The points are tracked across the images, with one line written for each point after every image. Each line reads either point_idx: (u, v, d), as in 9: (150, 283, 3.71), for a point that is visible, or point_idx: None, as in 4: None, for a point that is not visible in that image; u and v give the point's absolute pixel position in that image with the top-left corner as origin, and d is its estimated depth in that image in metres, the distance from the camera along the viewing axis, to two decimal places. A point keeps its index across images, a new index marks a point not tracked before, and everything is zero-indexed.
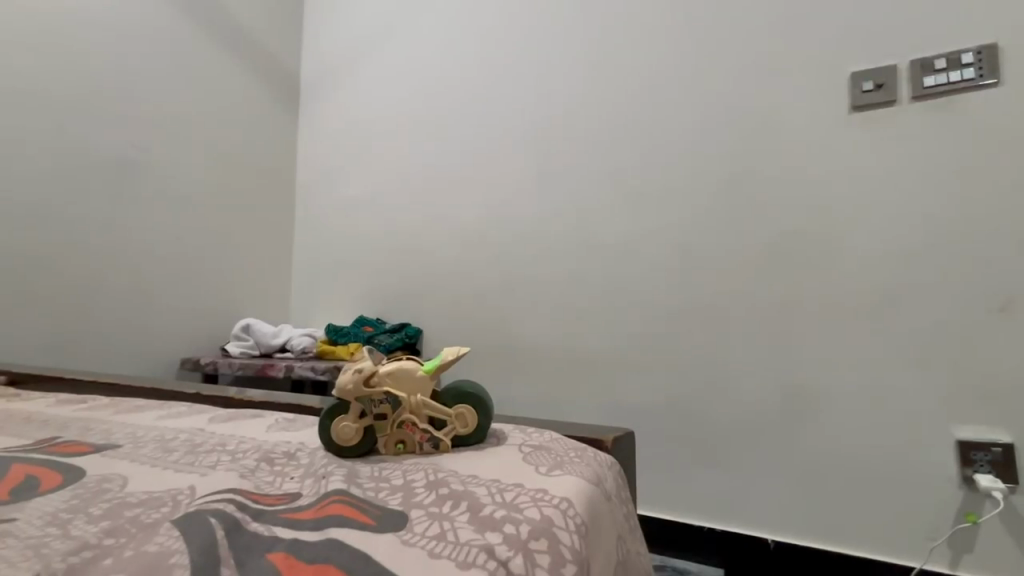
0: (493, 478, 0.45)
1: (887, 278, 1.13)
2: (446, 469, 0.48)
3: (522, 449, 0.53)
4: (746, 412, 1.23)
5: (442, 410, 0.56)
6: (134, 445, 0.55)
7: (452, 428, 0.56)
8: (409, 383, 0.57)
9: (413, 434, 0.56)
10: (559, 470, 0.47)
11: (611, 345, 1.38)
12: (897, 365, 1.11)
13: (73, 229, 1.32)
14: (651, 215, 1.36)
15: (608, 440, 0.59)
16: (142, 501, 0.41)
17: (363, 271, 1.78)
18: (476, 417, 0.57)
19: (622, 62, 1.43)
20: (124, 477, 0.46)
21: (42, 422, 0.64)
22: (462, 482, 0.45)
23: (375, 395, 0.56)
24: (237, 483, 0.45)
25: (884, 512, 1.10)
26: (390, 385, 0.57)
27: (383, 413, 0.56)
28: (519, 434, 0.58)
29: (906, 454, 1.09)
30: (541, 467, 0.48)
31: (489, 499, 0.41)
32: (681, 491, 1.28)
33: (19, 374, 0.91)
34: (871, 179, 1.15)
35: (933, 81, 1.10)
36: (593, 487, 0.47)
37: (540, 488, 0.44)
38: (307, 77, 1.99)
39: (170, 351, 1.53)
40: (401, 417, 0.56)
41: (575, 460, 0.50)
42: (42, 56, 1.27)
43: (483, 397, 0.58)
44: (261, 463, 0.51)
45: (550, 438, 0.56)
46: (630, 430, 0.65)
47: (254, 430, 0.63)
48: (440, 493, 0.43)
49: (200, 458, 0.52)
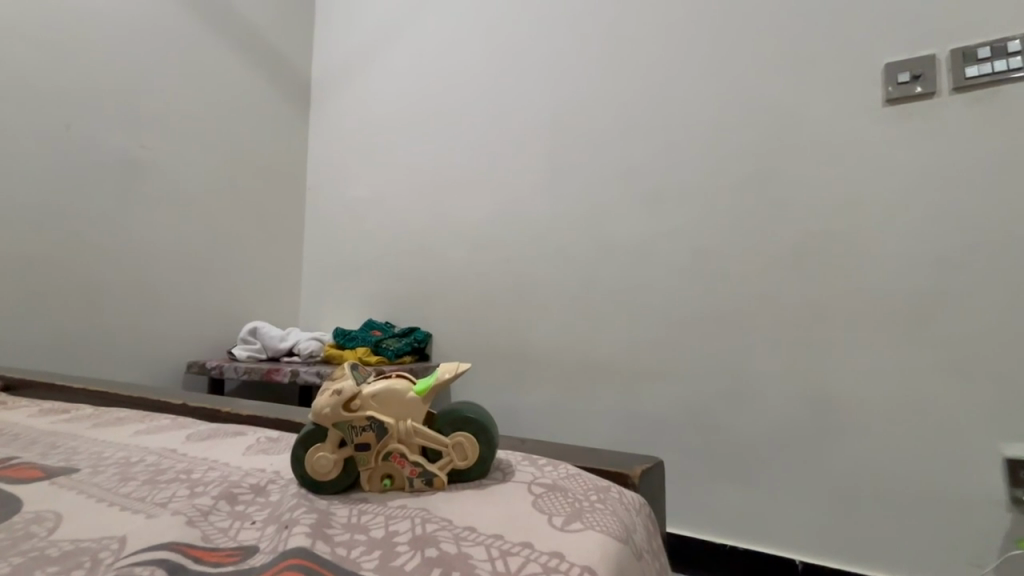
0: (496, 535, 0.40)
1: (924, 286, 1.05)
2: (438, 519, 0.43)
3: (532, 489, 0.48)
4: (769, 426, 1.17)
5: (438, 440, 0.52)
6: (92, 471, 0.51)
7: (449, 461, 0.51)
8: (396, 408, 0.53)
9: (402, 468, 0.51)
10: (578, 523, 0.42)
11: (627, 352, 1.32)
12: (936, 380, 1.03)
13: (76, 229, 1.29)
14: (668, 215, 1.30)
15: (635, 475, 0.54)
16: (61, 557, 0.36)
17: (371, 274, 1.75)
18: (477, 448, 0.52)
19: (636, 54, 1.38)
20: (58, 517, 0.42)
21: (10, 437, 0.60)
22: (455, 540, 0.39)
23: (357, 422, 0.52)
24: (183, 533, 0.40)
25: (920, 536, 1.03)
26: (374, 409, 0.52)
27: (367, 443, 0.51)
28: (530, 468, 0.53)
29: (945, 476, 1.02)
30: (557, 519, 0.42)
31: (487, 569, 0.36)
32: (702, 507, 1.22)
33: (10, 379, 0.88)
34: (907, 180, 1.08)
35: (976, 72, 1.02)
36: (620, 544, 0.41)
37: (554, 551, 0.38)
38: (316, 77, 1.97)
39: (175, 355, 1.50)
40: (388, 448, 0.51)
41: (598, 507, 0.45)
42: (42, 55, 1.25)
43: (485, 424, 0.53)
44: (220, 501, 0.47)
45: (568, 476, 0.51)
46: (657, 460, 0.59)
47: (229, 454, 0.59)
48: (426, 556, 0.37)
49: (154, 492, 0.47)
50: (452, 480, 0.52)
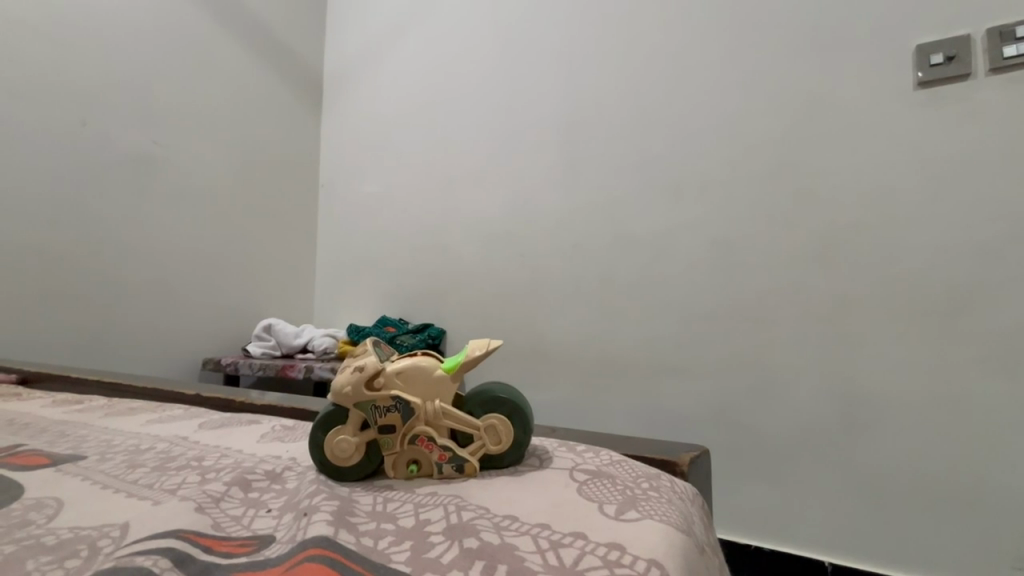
0: (542, 524, 0.38)
1: (965, 275, 1.00)
2: (475, 507, 0.41)
3: (576, 477, 0.46)
4: (797, 422, 1.13)
5: (469, 423, 0.50)
6: (100, 458, 0.50)
7: (481, 445, 0.50)
8: (423, 388, 0.50)
9: (429, 453, 0.49)
10: (633, 512, 0.39)
11: (647, 347, 1.29)
12: (978, 374, 0.98)
13: (93, 225, 1.30)
14: (688, 206, 1.27)
15: (684, 463, 0.52)
16: (57, 546, 0.34)
17: (384, 270, 1.74)
18: (510, 432, 0.50)
19: (653, 43, 1.35)
20: (60, 504, 0.40)
21: (21, 426, 0.60)
22: (495, 530, 0.37)
23: (380, 402, 0.50)
24: (191, 520, 0.38)
25: (962, 538, 0.98)
26: (400, 388, 0.50)
27: (392, 424, 0.49)
28: (570, 455, 0.51)
29: (989, 473, 0.97)
30: (610, 508, 0.40)
31: (538, 563, 0.33)
32: (726, 506, 1.19)
33: (26, 373, 0.88)
34: (944, 165, 1.03)
35: (1013, 52, 0.98)
36: (682, 535, 0.38)
37: (614, 543, 0.35)
38: (329, 72, 1.97)
39: (191, 351, 1.50)
40: (415, 430, 0.49)
41: (652, 496, 0.43)
42: (56, 51, 1.25)
43: (519, 407, 0.51)
44: (233, 487, 0.45)
45: (613, 463, 0.49)
46: (703, 449, 0.57)
47: (243, 441, 0.58)
48: (465, 548, 0.35)
49: (163, 479, 0.46)
50: (483, 466, 0.50)
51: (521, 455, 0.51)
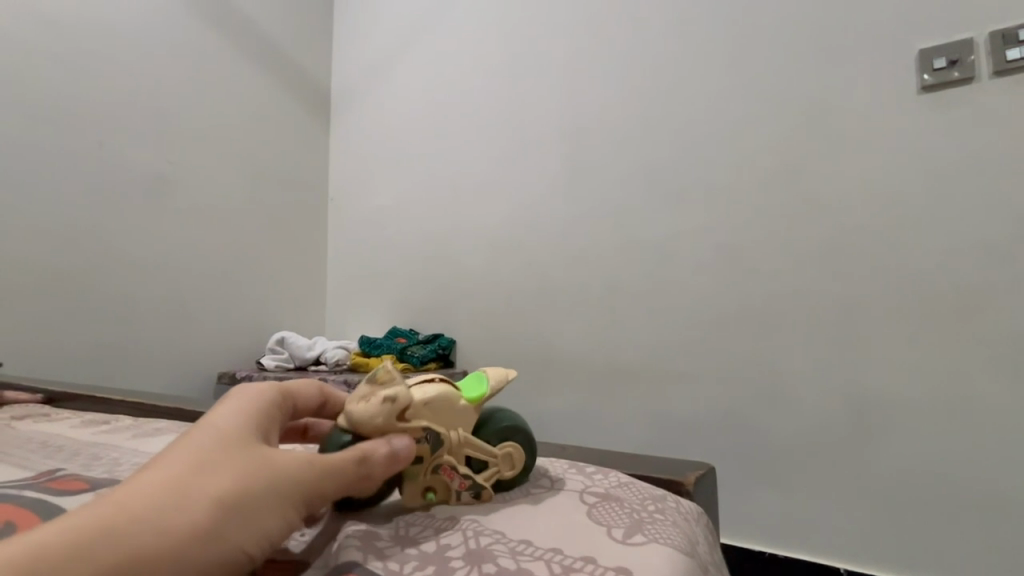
0: (554, 549, 0.39)
1: (973, 278, 1.00)
2: (491, 533, 0.42)
3: (585, 499, 0.47)
4: (806, 427, 1.12)
5: (490, 451, 0.50)
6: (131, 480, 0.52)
7: (497, 472, 0.50)
8: (449, 417, 0.49)
9: (450, 482, 0.48)
10: (640, 535, 0.41)
11: (655, 354, 1.30)
12: (991, 377, 0.98)
13: (112, 244, 1.35)
14: (693, 214, 1.28)
15: (690, 482, 0.53)
16: None
17: (394, 282, 1.76)
18: (524, 460, 0.52)
19: (654, 52, 1.37)
20: None
21: (53, 449, 0.62)
22: (511, 555, 0.38)
23: (409, 433, 0.46)
24: None
25: (977, 542, 0.97)
26: (427, 418, 0.48)
27: (418, 455, 0.47)
28: (580, 477, 0.52)
29: (1002, 476, 0.96)
30: (616, 531, 0.42)
31: None
32: (739, 512, 1.19)
33: (52, 392, 0.92)
34: (949, 168, 1.03)
35: (1017, 54, 0.98)
36: (685, 557, 0.40)
37: (621, 567, 0.37)
38: (336, 88, 1.99)
39: (206, 365, 1.53)
40: (440, 460, 0.47)
41: (658, 519, 0.44)
42: (77, 79, 1.31)
43: (530, 436, 0.53)
44: None
45: (621, 484, 0.50)
46: (709, 467, 0.58)
47: None
48: (485, 573, 0.36)
49: None
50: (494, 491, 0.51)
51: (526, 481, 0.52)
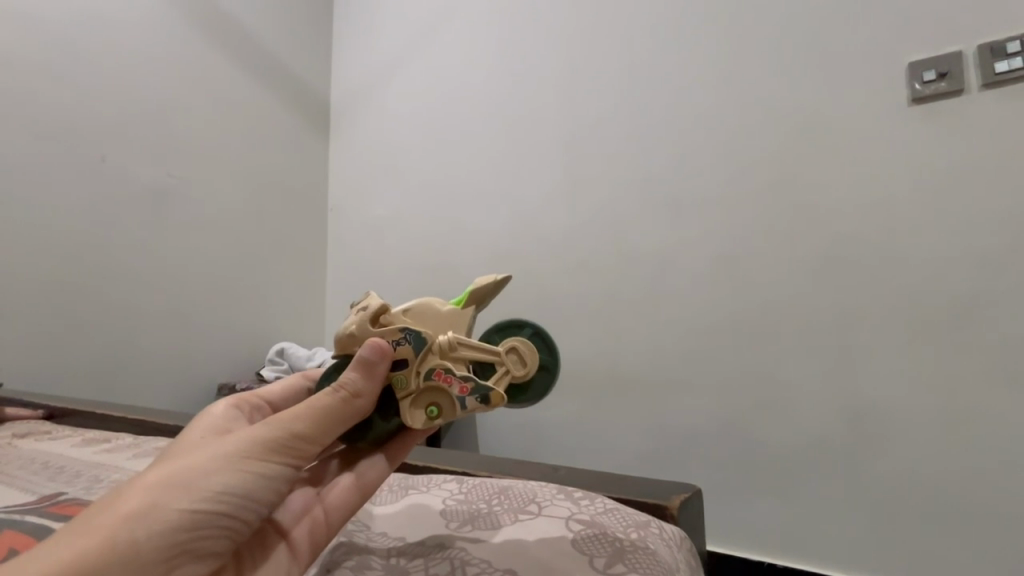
0: None
1: (964, 288, 1.01)
2: (478, 561, 0.45)
3: (571, 527, 0.48)
4: (805, 438, 1.13)
5: (490, 350, 0.51)
6: None
7: (506, 375, 0.51)
8: (435, 321, 0.50)
9: (449, 386, 0.48)
10: (620, 566, 0.44)
11: (653, 364, 1.30)
12: (982, 386, 0.99)
13: (114, 258, 1.37)
14: (689, 224, 1.29)
15: (674, 507, 0.53)
16: None
17: (393, 292, 1.76)
18: (536, 355, 0.52)
19: (648, 65, 1.39)
20: None
21: (57, 471, 0.63)
22: None
23: (389, 336, 0.48)
24: None
25: (973, 551, 0.98)
26: (410, 323, 0.50)
27: (405, 359, 0.48)
28: (566, 503, 0.52)
29: (996, 485, 0.97)
30: (598, 561, 0.45)
31: None
32: (739, 524, 1.18)
33: (52, 408, 0.93)
34: (939, 179, 1.05)
35: (1006, 67, 0.99)
36: None
37: None
38: (336, 101, 2.01)
39: (206, 378, 1.53)
40: (430, 364, 0.49)
41: (641, 547, 0.46)
42: (82, 97, 1.34)
43: (539, 330, 0.53)
44: None
45: (607, 511, 0.51)
46: (696, 489, 0.59)
47: None
48: None
49: None
50: (512, 393, 0.52)
51: (550, 380, 0.53)
